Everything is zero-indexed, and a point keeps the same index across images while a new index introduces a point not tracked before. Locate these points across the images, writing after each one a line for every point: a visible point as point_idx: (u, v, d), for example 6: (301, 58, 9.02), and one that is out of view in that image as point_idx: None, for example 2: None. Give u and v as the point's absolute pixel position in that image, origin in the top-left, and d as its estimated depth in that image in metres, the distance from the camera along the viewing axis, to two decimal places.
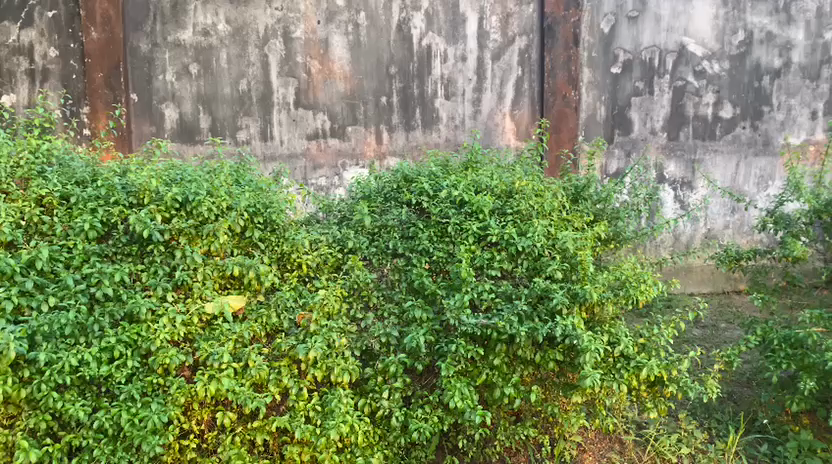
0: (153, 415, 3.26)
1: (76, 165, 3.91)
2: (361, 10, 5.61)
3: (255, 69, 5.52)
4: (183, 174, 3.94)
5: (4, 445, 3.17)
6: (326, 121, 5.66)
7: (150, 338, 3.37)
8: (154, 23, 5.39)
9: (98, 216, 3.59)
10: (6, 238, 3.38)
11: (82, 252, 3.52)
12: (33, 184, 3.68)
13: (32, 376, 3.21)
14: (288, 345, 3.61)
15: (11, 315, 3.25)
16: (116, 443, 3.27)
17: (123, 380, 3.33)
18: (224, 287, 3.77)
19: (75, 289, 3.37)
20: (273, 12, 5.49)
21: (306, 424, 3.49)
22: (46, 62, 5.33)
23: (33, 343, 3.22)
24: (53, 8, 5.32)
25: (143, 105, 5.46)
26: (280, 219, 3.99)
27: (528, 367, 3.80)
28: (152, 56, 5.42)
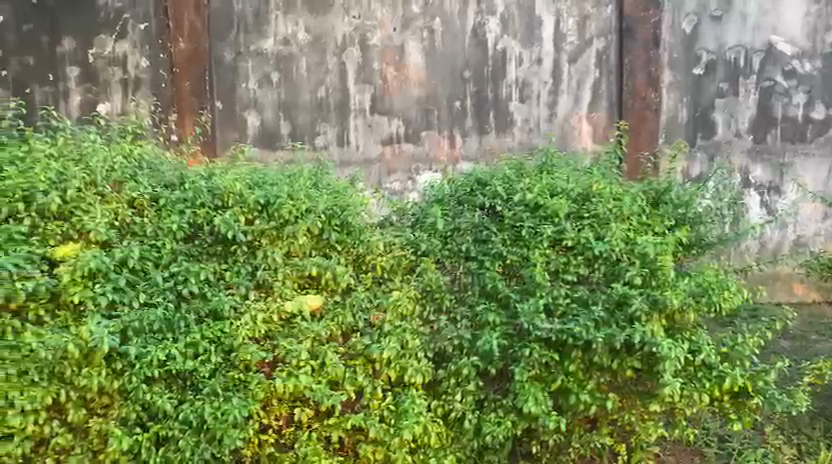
0: (235, 409, 3.37)
1: (165, 169, 4.09)
2: (436, 16, 5.66)
3: (332, 77, 5.63)
4: (265, 177, 4.08)
5: (98, 432, 3.40)
6: (401, 126, 5.73)
7: (233, 334, 3.53)
8: (237, 33, 5.59)
9: (185, 217, 3.78)
10: (102, 238, 3.60)
11: (170, 251, 3.70)
12: (125, 187, 3.86)
13: (124, 368, 3.39)
14: (363, 344, 3.67)
15: (105, 310, 3.46)
16: (200, 435, 3.40)
17: (207, 375, 3.48)
18: (303, 287, 3.82)
19: (163, 286, 3.57)
20: (351, 20, 5.61)
21: (380, 423, 3.56)
22: (138, 72, 5.56)
23: (124, 338, 3.40)
24: (144, 21, 5.54)
25: (227, 112, 5.65)
26: (356, 221, 3.99)
27: (604, 375, 3.72)
28: (236, 65, 5.61)
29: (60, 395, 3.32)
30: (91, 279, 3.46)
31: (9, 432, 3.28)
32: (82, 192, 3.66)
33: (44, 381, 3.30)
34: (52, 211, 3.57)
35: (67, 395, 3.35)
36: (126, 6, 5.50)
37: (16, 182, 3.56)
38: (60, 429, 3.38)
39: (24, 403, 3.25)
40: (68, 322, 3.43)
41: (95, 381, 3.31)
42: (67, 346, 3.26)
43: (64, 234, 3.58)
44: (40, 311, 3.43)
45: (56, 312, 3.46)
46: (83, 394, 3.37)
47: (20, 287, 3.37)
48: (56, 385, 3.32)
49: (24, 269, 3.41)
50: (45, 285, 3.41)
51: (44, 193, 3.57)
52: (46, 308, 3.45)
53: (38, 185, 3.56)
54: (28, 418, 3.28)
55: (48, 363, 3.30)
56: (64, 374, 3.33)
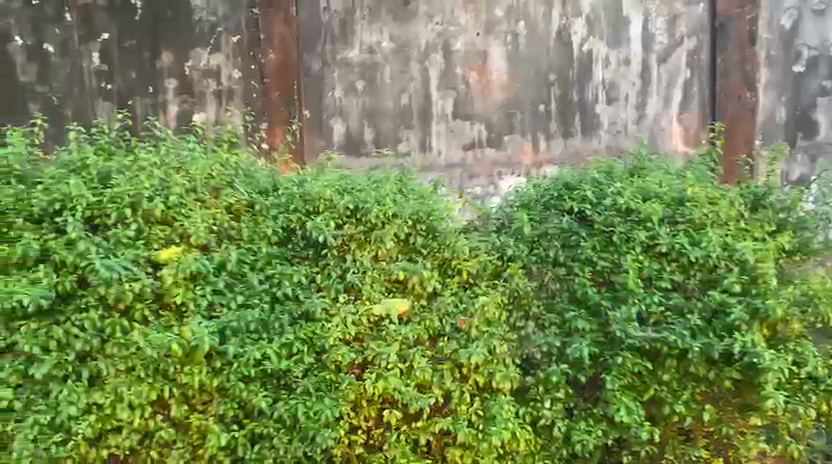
0: (327, 409, 3.47)
1: (260, 176, 4.22)
2: (521, 20, 5.63)
3: (415, 84, 5.65)
4: (353, 183, 4.16)
5: (198, 428, 3.55)
6: (483, 130, 5.69)
7: (325, 336, 3.62)
8: (325, 43, 5.65)
9: (279, 222, 3.96)
10: (202, 243, 3.77)
11: (266, 254, 3.86)
12: (223, 192, 4.00)
13: (222, 366, 3.53)
14: (451, 348, 3.67)
15: (206, 310, 3.63)
16: (293, 433, 3.52)
17: (300, 375, 3.58)
18: (390, 290, 3.85)
19: (260, 289, 3.72)
20: (434, 27, 5.62)
21: (468, 427, 3.58)
22: (231, 83, 5.64)
23: (224, 337, 3.53)
24: (237, 34, 5.63)
25: (314, 121, 5.70)
26: (440, 226, 3.99)
27: (701, 385, 3.62)
28: (322, 74, 5.67)
29: (164, 390, 3.50)
30: (193, 281, 3.64)
31: (118, 424, 3.49)
32: (184, 198, 3.83)
33: (150, 377, 3.49)
34: (155, 216, 3.73)
35: (170, 392, 3.51)
36: (220, 20, 5.60)
37: (125, 188, 3.68)
38: (164, 423, 3.56)
39: (133, 397, 3.46)
40: (172, 322, 3.59)
41: (197, 378, 3.49)
42: (171, 344, 3.44)
43: (167, 238, 3.74)
44: (145, 312, 3.57)
45: (160, 312, 3.62)
46: (185, 390, 3.53)
47: (128, 288, 3.50)
48: (160, 381, 3.51)
49: (132, 272, 3.54)
50: (151, 286, 3.56)
51: (149, 199, 3.73)
52: (151, 308, 3.59)
53: (144, 191, 3.70)
54: (135, 412, 3.48)
55: (153, 361, 3.47)
56: (168, 371, 3.50)
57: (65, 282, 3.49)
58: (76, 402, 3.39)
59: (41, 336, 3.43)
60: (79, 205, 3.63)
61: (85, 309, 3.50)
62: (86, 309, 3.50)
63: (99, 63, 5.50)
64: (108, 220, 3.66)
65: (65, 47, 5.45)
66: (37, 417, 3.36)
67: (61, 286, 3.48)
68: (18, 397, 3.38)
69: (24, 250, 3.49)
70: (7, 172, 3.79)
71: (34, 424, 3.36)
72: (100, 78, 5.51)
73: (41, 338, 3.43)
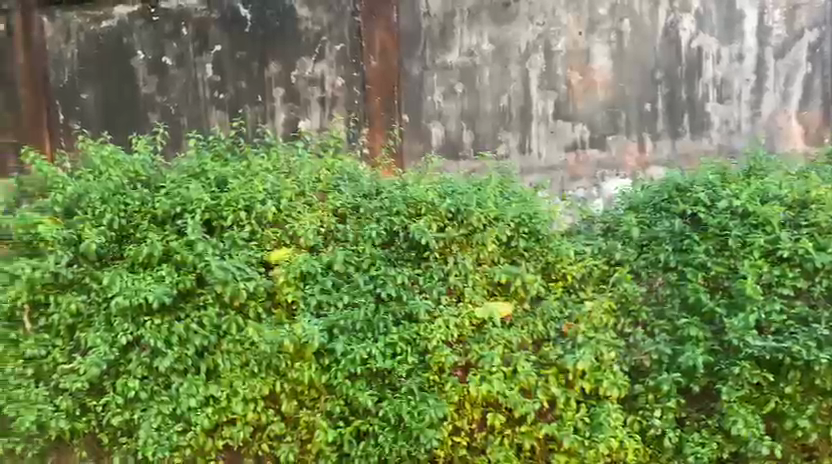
0: (430, 409, 3.49)
1: (364, 179, 4.27)
2: (625, 17, 5.50)
3: (516, 85, 5.59)
4: (454, 187, 4.14)
5: (306, 423, 3.67)
6: (585, 132, 5.58)
7: (428, 337, 3.64)
8: (424, 47, 5.67)
9: (382, 225, 3.96)
10: (310, 243, 3.89)
11: (370, 256, 3.88)
12: (330, 197, 4.11)
13: (330, 364, 3.62)
14: (556, 354, 3.64)
15: (314, 309, 3.73)
16: (397, 433, 3.54)
17: (404, 374, 3.61)
18: (493, 295, 3.85)
19: (365, 289, 3.76)
20: (535, 28, 5.55)
21: (575, 434, 3.51)
22: (334, 90, 5.74)
23: (332, 335, 3.63)
24: (340, 42, 5.71)
25: (413, 125, 5.70)
26: (545, 229, 3.98)
27: (828, 399, 3.39)
28: (422, 78, 5.69)
29: (275, 385, 3.65)
30: (302, 282, 3.77)
31: (232, 417, 3.65)
32: (293, 201, 4.00)
33: (262, 373, 3.65)
34: (268, 218, 3.91)
35: (281, 386, 3.66)
36: (324, 28, 5.71)
37: (240, 193, 3.90)
38: (275, 418, 3.70)
39: (246, 391, 3.63)
40: (283, 319, 3.73)
41: (306, 375, 3.59)
42: (283, 341, 3.58)
43: (279, 240, 3.92)
44: (258, 309, 3.76)
45: (272, 309, 3.78)
46: (295, 386, 3.65)
47: (243, 286, 3.66)
48: (272, 376, 3.66)
49: (246, 272, 3.72)
50: (264, 285, 3.73)
51: (261, 203, 3.91)
52: (264, 306, 3.77)
53: (256, 196, 3.90)
54: (249, 406, 3.64)
55: (266, 356, 3.62)
56: (279, 367, 3.64)
57: (185, 280, 3.66)
58: (195, 394, 3.60)
59: (164, 331, 3.62)
60: (198, 208, 3.83)
61: (204, 306, 3.71)
62: (205, 305, 3.71)
63: (212, 74, 5.80)
64: (224, 223, 3.87)
65: (182, 59, 5.81)
66: (161, 407, 3.60)
67: (182, 284, 3.65)
68: (141, 390, 3.61)
69: (150, 250, 3.71)
70: (135, 177, 4.07)
71: (158, 413, 3.60)
72: (213, 88, 5.81)
73: (164, 332, 3.62)
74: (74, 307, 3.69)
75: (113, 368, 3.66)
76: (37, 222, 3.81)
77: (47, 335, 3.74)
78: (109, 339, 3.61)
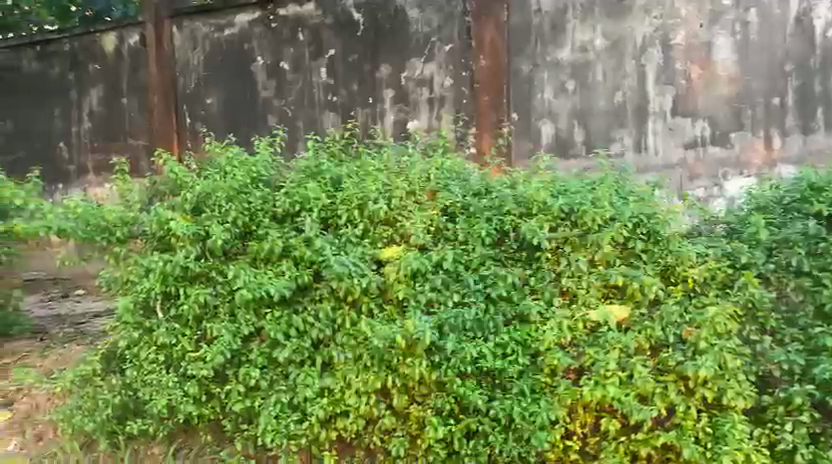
0: (543, 411, 3.50)
1: (473, 179, 4.21)
2: (751, 7, 5.24)
3: (631, 81, 5.41)
4: (567, 185, 4.06)
5: (416, 418, 3.69)
6: (706, 128, 5.33)
7: (539, 339, 3.59)
8: (535, 45, 5.59)
9: (493, 224, 3.89)
10: (420, 242, 3.86)
11: (480, 255, 3.84)
12: (439, 196, 4.04)
13: (440, 361, 3.60)
14: (675, 360, 3.48)
15: (424, 306, 3.72)
16: (509, 433, 3.57)
17: (515, 376, 3.59)
18: (607, 297, 3.74)
19: (474, 288, 3.72)
20: (651, 21, 5.35)
21: (696, 445, 3.39)
22: (443, 90, 5.78)
23: (441, 333, 3.60)
24: (450, 42, 5.75)
25: (523, 124, 5.64)
26: (664, 230, 3.81)
27: None
28: (532, 76, 5.61)
29: (387, 380, 3.66)
30: (413, 278, 3.75)
31: (346, 409, 3.73)
32: (404, 200, 4.00)
33: (375, 367, 3.68)
34: (380, 217, 3.93)
35: (393, 381, 3.66)
36: (433, 30, 5.78)
37: (355, 191, 3.97)
38: (386, 412, 3.72)
39: (359, 384, 3.69)
40: (394, 315, 3.74)
41: (417, 370, 3.56)
42: (395, 337, 3.54)
43: (390, 238, 3.94)
44: (370, 305, 3.79)
45: (383, 305, 3.80)
46: (406, 381, 3.64)
47: (357, 282, 3.72)
48: (385, 371, 3.67)
49: (360, 267, 3.77)
50: (376, 281, 3.76)
51: (375, 201, 3.95)
52: (375, 302, 3.80)
53: (369, 193, 3.94)
54: (361, 399, 3.71)
55: (378, 351, 3.64)
56: (392, 362, 3.64)
57: (304, 275, 3.82)
58: (311, 384, 3.75)
59: (284, 323, 3.81)
60: (316, 206, 3.96)
61: (319, 300, 3.85)
62: (321, 300, 3.84)
63: (326, 78, 6.12)
64: (339, 220, 3.96)
65: (298, 63, 6.21)
66: (279, 396, 3.77)
67: (301, 278, 3.82)
68: (261, 379, 3.81)
69: (271, 245, 3.87)
70: (256, 177, 4.18)
71: (277, 402, 3.76)
72: (327, 91, 6.13)
73: (283, 324, 3.81)
74: (202, 299, 3.85)
75: (236, 357, 3.86)
76: (170, 219, 3.95)
77: (177, 324, 3.94)
78: (233, 329, 3.81)
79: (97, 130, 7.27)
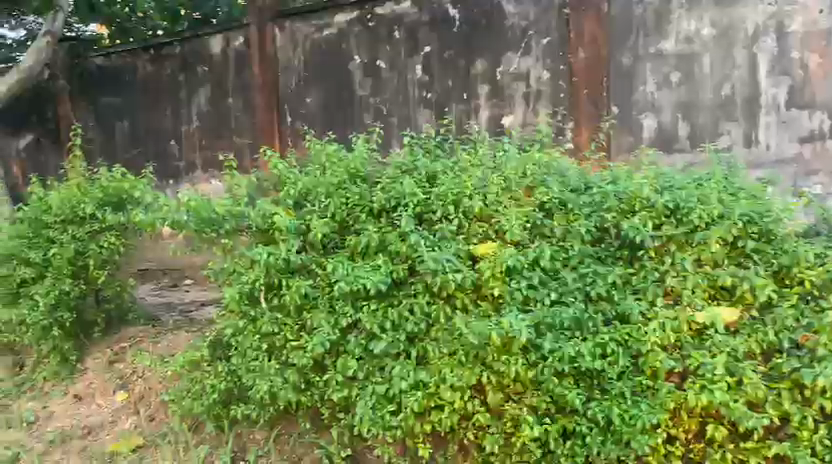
0: (643, 414, 3.40)
1: (571, 174, 4.04)
2: None
3: (741, 71, 5.15)
4: (672, 181, 3.87)
5: (512, 416, 3.65)
6: (825, 121, 4.96)
7: (641, 340, 3.48)
8: (637, 36, 5.43)
9: (592, 221, 3.75)
10: (517, 239, 3.73)
11: (579, 253, 3.71)
12: (536, 192, 3.90)
13: (537, 360, 3.52)
14: (791, 367, 3.32)
15: (521, 304, 3.63)
16: (606, 434, 3.49)
17: (615, 377, 3.49)
18: (714, 298, 3.58)
19: (573, 286, 3.62)
20: (765, 8, 5.06)
21: (811, 457, 3.26)
22: (539, 84, 5.74)
23: (538, 331, 3.52)
24: (547, 35, 5.69)
25: (624, 116, 5.51)
26: (778, 228, 3.61)
27: None
28: (633, 68, 5.45)
29: (482, 376, 3.61)
30: (508, 275, 3.66)
31: (441, 403, 3.70)
32: (499, 197, 3.90)
33: (470, 363, 3.64)
34: (475, 213, 3.85)
35: (487, 378, 3.62)
36: (531, 23, 5.74)
37: (449, 187, 3.91)
38: (481, 408, 3.71)
39: (454, 379, 3.64)
40: (490, 311, 3.69)
41: (512, 368, 3.52)
42: (491, 334, 3.48)
43: (485, 234, 3.84)
44: (465, 300, 3.76)
45: (478, 301, 3.76)
46: (501, 378, 3.60)
47: (451, 278, 3.67)
48: (479, 367, 3.62)
49: (455, 264, 3.72)
50: (470, 278, 3.70)
51: (469, 198, 3.87)
52: (470, 297, 3.76)
53: (465, 190, 3.88)
54: (456, 394, 3.65)
55: (473, 347, 3.61)
56: (486, 358, 3.60)
57: (399, 269, 3.82)
58: (406, 377, 3.75)
59: (379, 316, 3.83)
60: (411, 201, 3.91)
61: (414, 294, 3.84)
62: (415, 295, 3.84)
63: (422, 74, 6.23)
64: (434, 215, 3.91)
65: (394, 61, 6.35)
66: (375, 387, 3.83)
67: (396, 272, 3.81)
68: (359, 369, 3.89)
69: (367, 239, 3.91)
70: (354, 174, 4.22)
71: (373, 393, 3.83)
72: (422, 88, 6.25)
73: (379, 317, 3.84)
74: (303, 290, 3.96)
75: (334, 348, 3.96)
76: (274, 213, 4.11)
77: (279, 314, 4.09)
78: (331, 320, 3.91)
79: (204, 128, 7.64)
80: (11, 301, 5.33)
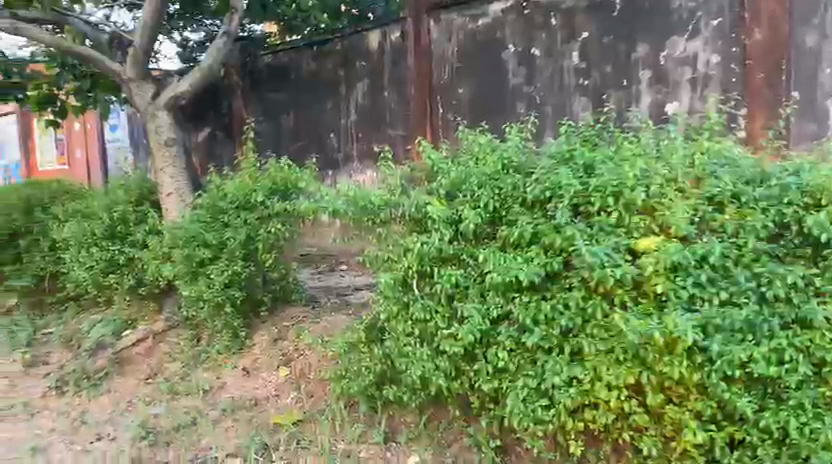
0: (827, 429, 3.21)
1: (746, 163, 3.70)
2: None
3: None
4: None
5: (673, 420, 3.48)
6: None
7: (826, 347, 3.24)
8: (824, 13, 4.96)
9: (771, 217, 3.44)
10: (683, 233, 3.49)
11: (752, 250, 3.41)
12: (704, 185, 3.60)
13: (703, 362, 3.32)
14: None
15: (686, 303, 3.40)
16: (781, 448, 3.31)
17: (793, 386, 3.26)
18: None
19: (745, 288, 3.35)
20: None
21: None
22: (708, 69, 5.37)
23: (705, 332, 3.30)
24: (718, 16, 5.31)
25: (807, 102, 5.04)
26: None
27: None
28: (819, 49, 4.99)
29: (642, 376, 3.45)
30: (673, 272, 3.42)
31: (596, 400, 3.60)
32: (664, 188, 3.59)
33: (628, 361, 3.49)
34: (638, 206, 3.57)
35: (647, 379, 3.45)
36: (700, 4, 5.39)
37: (608, 178, 3.63)
38: (638, 409, 3.55)
39: (611, 378, 3.52)
40: (651, 311, 3.46)
41: (676, 370, 3.32)
42: (653, 334, 3.31)
43: (647, 228, 3.57)
44: (624, 298, 3.54)
45: (638, 299, 3.53)
46: (662, 379, 3.42)
47: (609, 273, 3.47)
48: (638, 366, 3.47)
49: (613, 258, 3.51)
50: (630, 274, 3.47)
51: (631, 189, 3.58)
52: (630, 295, 3.54)
53: (627, 180, 3.59)
54: (612, 393, 3.54)
55: (633, 346, 3.42)
56: (647, 358, 3.41)
57: (553, 262, 3.68)
58: (559, 373, 3.66)
59: (532, 309, 3.74)
60: (568, 192, 3.70)
61: (569, 289, 3.68)
62: (570, 289, 3.67)
63: (578, 61, 6.07)
64: (592, 207, 3.67)
65: (550, 50, 6.24)
66: (527, 380, 3.79)
67: (549, 266, 3.68)
68: (510, 361, 3.85)
69: (521, 231, 3.80)
70: (508, 164, 4.10)
71: (524, 386, 3.80)
72: (578, 75, 6.08)
73: (532, 310, 3.74)
74: (454, 279, 3.99)
75: (483, 338, 3.93)
76: (427, 202, 4.16)
77: (431, 301, 4.13)
78: (482, 311, 3.90)
79: (362, 121, 7.95)
80: (191, 278, 5.75)
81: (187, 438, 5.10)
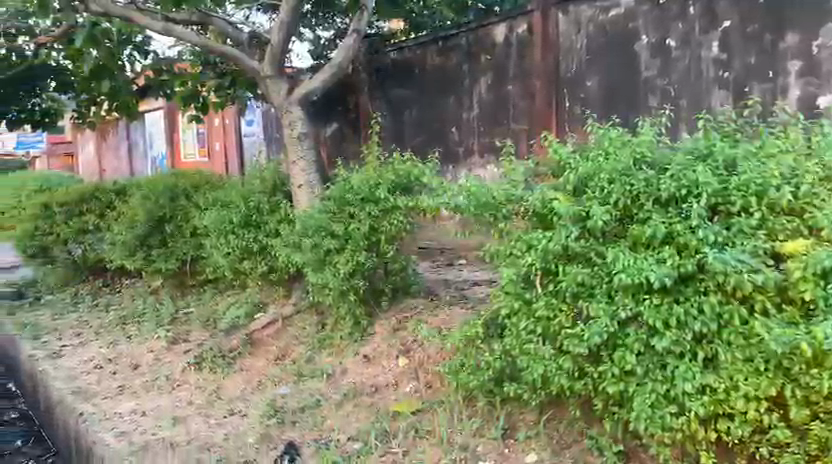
0: None
1: None
2: None
3: None
4: None
5: (820, 439, 3.29)
6: None
7: None
8: None
9: None
10: None
11: None
12: None
13: None
14: None
15: None
16: None
17: None
18: None
19: None
20: None
21: None
22: None
23: None
24: None
25: None
26: None
27: None
28: None
29: (785, 389, 3.28)
30: (824, 277, 3.23)
31: (732, 412, 3.43)
32: (816, 186, 3.47)
33: (769, 372, 3.30)
34: (782, 206, 3.45)
35: (792, 392, 3.27)
36: None
37: (751, 176, 3.48)
38: (779, 423, 3.36)
39: (748, 389, 3.33)
40: (797, 318, 3.30)
41: (825, 384, 3.13)
42: (799, 343, 3.13)
43: (795, 229, 3.42)
44: (766, 304, 3.37)
45: (782, 306, 3.37)
46: (809, 394, 3.24)
47: (748, 278, 3.31)
48: (781, 378, 3.28)
49: (751, 263, 3.34)
50: (773, 279, 3.33)
51: (776, 189, 3.45)
52: (772, 301, 3.38)
53: (772, 179, 3.45)
54: (750, 404, 3.35)
55: (775, 355, 3.25)
56: (790, 369, 3.24)
57: (686, 264, 3.47)
58: (690, 379, 3.46)
59: (664, 312, 3.52)
60: (706, 191, 3.51)
61: (704, 292, 3.49)
62: (705, 292, 3.48)
63: (718, 52, 5.76)
64: (732, 207, 3.49)
65: (687, 39, 5.95)
66: (655, 385, 3.57)
67: (682, 267, 3.48)
68: (637, 365, 3.62)
69: (652, 230, 3.60)
70: (640, 158, 3.88)
71: (652, 390, 3.58)
72: (717, 67, 5.76)
73: (663, 313, 3.52)
74: (580, 278, 3.83)
75: (609, 340, 3.74)
76: (553, 198, 4.06)
77: (555, 299, 4.02)
78: (610, 311, 3.68)
79: (485, 116, 7.94)
80: (318, 266, 5.89)
81: (311, 420, 5.35)
